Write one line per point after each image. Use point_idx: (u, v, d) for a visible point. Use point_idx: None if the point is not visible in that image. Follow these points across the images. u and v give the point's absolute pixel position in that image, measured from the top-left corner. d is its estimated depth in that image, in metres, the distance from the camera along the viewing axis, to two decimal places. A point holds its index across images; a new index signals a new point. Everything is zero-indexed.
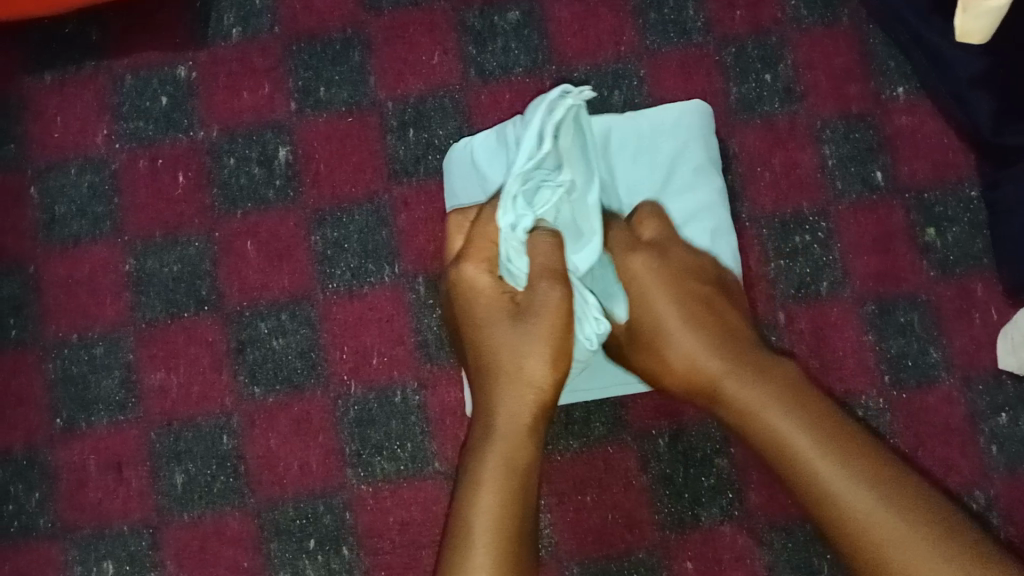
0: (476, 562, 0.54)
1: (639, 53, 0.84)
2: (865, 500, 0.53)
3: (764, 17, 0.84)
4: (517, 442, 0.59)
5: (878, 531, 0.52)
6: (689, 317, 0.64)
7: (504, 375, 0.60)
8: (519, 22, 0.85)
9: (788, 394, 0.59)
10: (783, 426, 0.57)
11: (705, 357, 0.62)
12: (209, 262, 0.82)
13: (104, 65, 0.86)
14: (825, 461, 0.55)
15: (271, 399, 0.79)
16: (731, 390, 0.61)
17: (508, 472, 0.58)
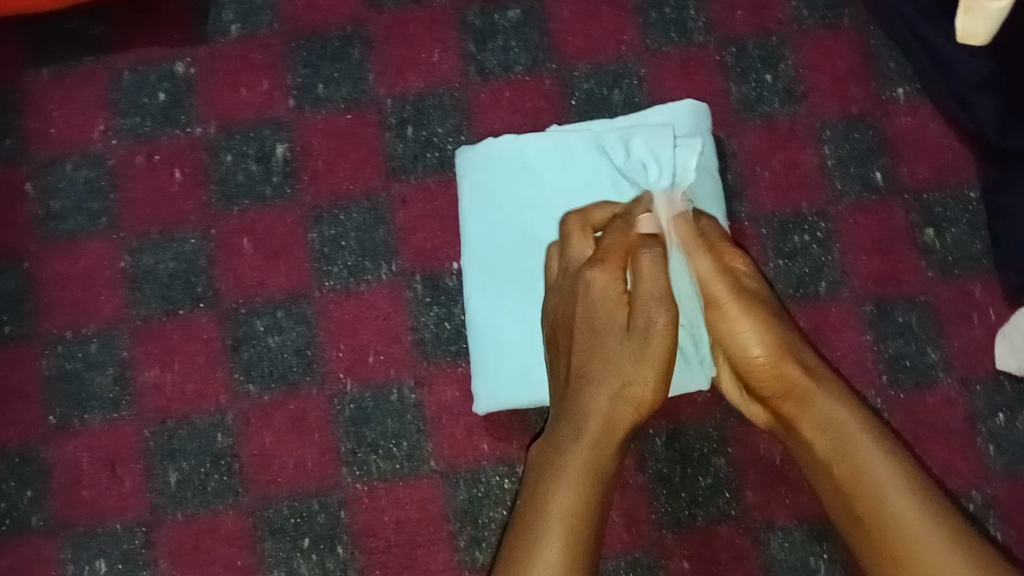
0: (548, 547, 0.57)
1: (639, 52, 0.84)
2: (922, 526, 0.54)
3: (765, 17, 0.84)
4: (608, 453, 0.61)
5: (919, 547, 0.53)
6: (778, 325, 0.65)
7: (607, 381, 0.61)
8: (519, 21, 0.85)
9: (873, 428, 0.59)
10: (864, 450, 0.58)
11: (791, 370, 0.63)
12: (206, 258, 0.82)
13: (102, 60, 0.86)
14: (899, 487, 0.56)
15: (267, 397, 0.78)
16: (816, 404, 0.61)
17: (586, 475, 0.60)
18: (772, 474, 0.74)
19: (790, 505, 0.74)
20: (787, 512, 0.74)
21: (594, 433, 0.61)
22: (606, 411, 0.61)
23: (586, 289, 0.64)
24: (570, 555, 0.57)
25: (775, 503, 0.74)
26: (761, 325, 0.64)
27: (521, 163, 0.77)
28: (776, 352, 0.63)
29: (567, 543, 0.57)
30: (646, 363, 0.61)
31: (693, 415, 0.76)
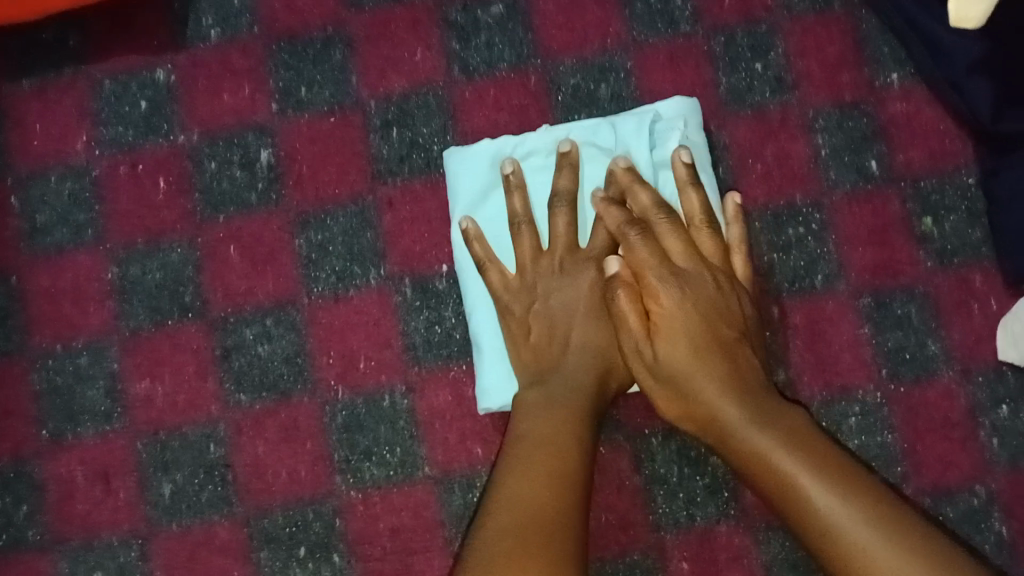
0: (525, 475, 0.60)
1: (625, 45, 0.82)
2: (852, 525, 0.53)
3: (753, 5, 0.82)
4: (591, 412, 0.66)
5: (855, 544, 0.52)
6: (695, 353, 0.64)
7: (589, 352, 0.69)
8: (503, 16, 0.83)
9: (795, 434, 0.60)
10: (787, 461, 0.58)
11: (710, 395, 0.62)
12: (193, 267, 0.81)
13: (83, 70, 0.85)
14: (819, 485, 0.55)
15: (258, 407, 0.78)
16: (736, 426, 0.61)
17: (566, 421, 0.64)
18: None
19: None
20: None
21: (579, 400, 0.66)
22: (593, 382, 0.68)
23: (573, 282, 0.71)
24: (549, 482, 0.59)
25: None
26: (683, 370, 0.64)
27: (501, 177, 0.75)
28: (699, 383, 0.63)
29: (552, 482, 0.59)
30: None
31: None
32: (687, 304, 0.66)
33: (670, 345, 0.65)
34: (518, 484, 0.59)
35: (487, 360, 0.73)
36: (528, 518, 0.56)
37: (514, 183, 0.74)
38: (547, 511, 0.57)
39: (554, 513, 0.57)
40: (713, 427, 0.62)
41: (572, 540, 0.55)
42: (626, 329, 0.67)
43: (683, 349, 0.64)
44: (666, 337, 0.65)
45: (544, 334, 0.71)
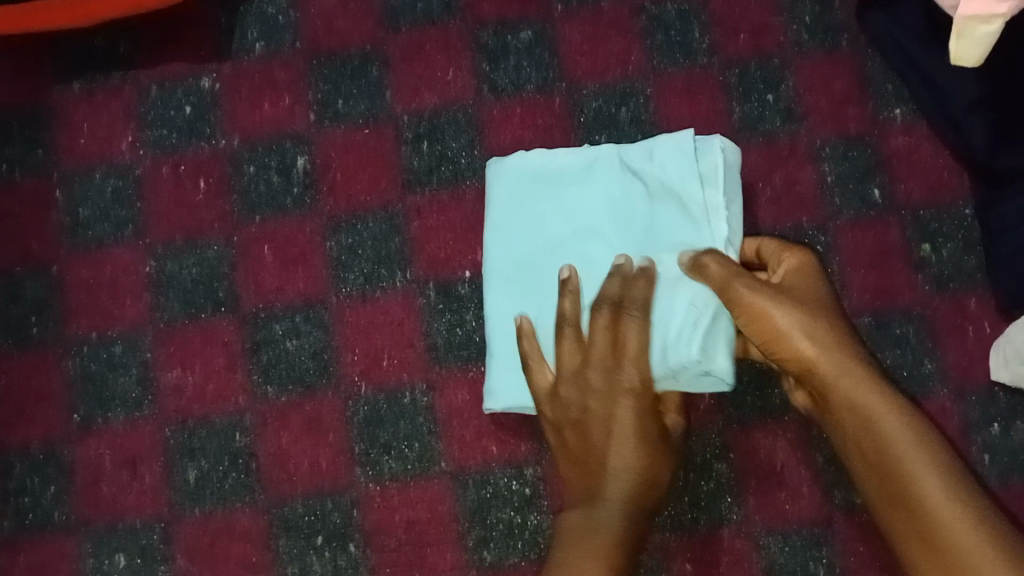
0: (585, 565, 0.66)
1: (645, 73, 0.87)
2: (950, 508, 0.57)
3: (767, 42, 0.87)
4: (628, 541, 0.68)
5: (928, 513, 0.58)
6: (811, 308, 0.65)
7: (626, 477, 0.69)
8: (531, 42, 0.89)
9: (912, 418, 0.61)
10: (893, 431, 0.60)
11: (832, 348, 0.64)
12: (228, 265, 0.85)
13: (131, 75, 0.90)
14: (930, 471, 0.58)
15: (284, 399, 0.81)
16: (865, 397, 0.62)
17: (608, 530, 0.68)
18: (772, 480, 0.76)
19: (790, 510, 0.76)
20: (786, 516, 0.76)
21: (616, 532, 0.68)
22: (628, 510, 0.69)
23: (614, 400, 0.70)
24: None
25: (775, 508, 0.76)
26: (797, 314, 0.64)
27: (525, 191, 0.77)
28: (813, 339, 0.64)
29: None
30: (657, 452, 0.71)
31: (697, 421, 0.78)
32: (806, 266, 0.70)
33: (800, 294, 0.67)
34: None
35: (498, 367, 0.76)
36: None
37: (568, 288, 0.72)
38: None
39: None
40: (825, 384, 0.63)
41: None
42: (723, 287, 0.65)
43: (806, 299, 0.66)
44: (790, 287, 0.67)
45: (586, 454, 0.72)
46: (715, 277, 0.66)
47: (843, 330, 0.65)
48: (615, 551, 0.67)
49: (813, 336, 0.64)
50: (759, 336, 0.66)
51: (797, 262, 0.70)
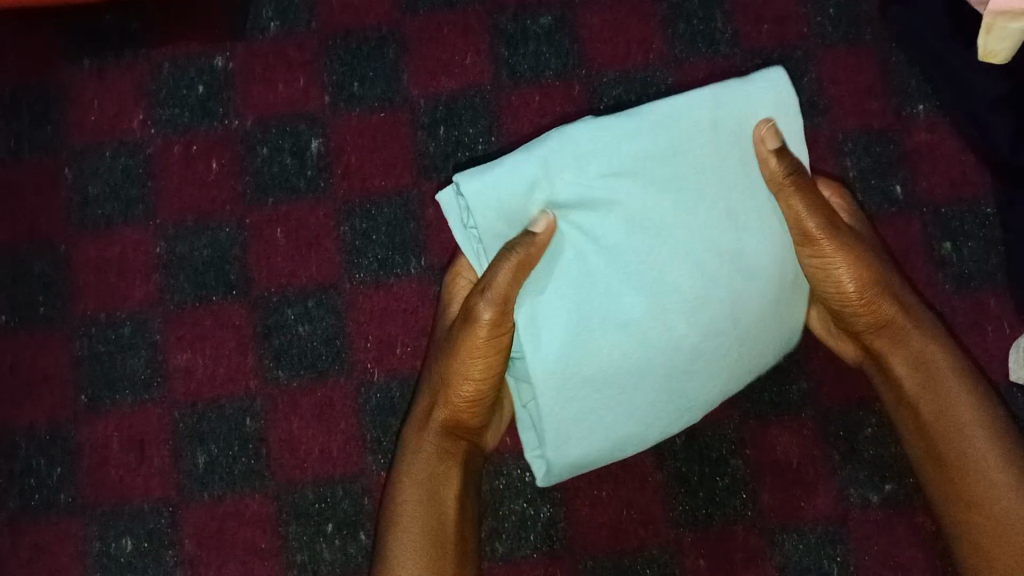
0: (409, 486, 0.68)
1: (666, 62, 0.86)
2: (1000, 471, 0.63)
3: (790, 33, 0.86)
4: (439, 473, 0.69)
5: (989, 479, 0.63)
6: (880, 262, 0.69)
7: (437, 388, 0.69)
8: (551, 27, 0.87)
9: (969, 375, 0.67)
10: (953, 390, 0.66)
11: (887, 296, 0.68)
12: (239, 247, 0.83)
13: (142, 53, 0.88)
14: (988, 436, 0.64)
15: (296, 384, 0.80)
16: (933, 357, 0.67)
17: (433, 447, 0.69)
18: (787, 477, 0.76)
19: (805, 507, 0.75)
20: (801, 514, 0.75)
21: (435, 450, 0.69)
22: (438, 437, 0.69)
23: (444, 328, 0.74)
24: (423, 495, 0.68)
25: (790, 505, 0.76)
26: (862, 260, 0.68)
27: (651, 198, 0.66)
28: (872, 281, 0.68)
29: (423, 549, 0.66)
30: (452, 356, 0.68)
31: (713, 416, 0.77)
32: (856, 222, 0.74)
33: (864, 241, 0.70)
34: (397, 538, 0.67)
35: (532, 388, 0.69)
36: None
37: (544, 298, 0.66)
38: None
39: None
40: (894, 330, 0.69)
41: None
42: (796, 221, 0.66)
43: (870, 248, 0.70)
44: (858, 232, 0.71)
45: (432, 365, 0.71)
46: (791, 208, 0.66)
47: (897, 283, 0.69)
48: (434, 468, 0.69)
49: (875, 285, 0.68)
50: (812, 275, 0.69)
51: (841, 208, 0.75)
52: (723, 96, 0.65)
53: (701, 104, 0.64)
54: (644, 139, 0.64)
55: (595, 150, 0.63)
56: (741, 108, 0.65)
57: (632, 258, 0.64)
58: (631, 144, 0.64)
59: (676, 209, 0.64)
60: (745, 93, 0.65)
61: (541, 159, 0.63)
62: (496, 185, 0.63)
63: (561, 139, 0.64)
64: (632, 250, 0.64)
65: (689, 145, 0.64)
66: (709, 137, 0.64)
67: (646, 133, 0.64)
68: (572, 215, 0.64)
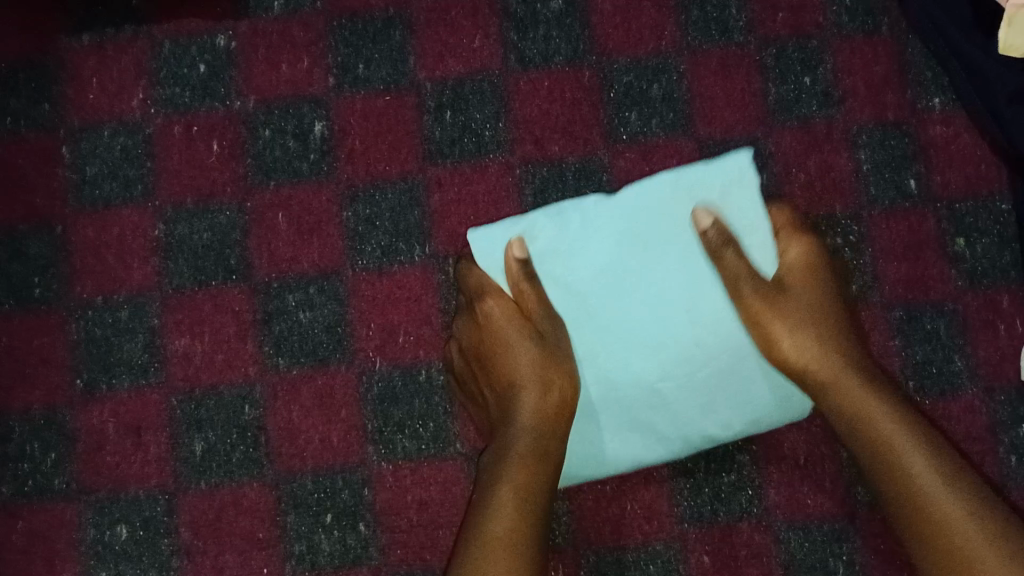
0: (505, 491, 0.66)
1: (679, 49, 0.84)
2: (952, 515, 0.60)
3: (805, 21, 0.84)
4: (549, 450, 0.68)
5: (942, 526, 0.60)
6: (813, 322, 0.70)
7: (529, 388, 0.71)
8: (561, 11, 0.85)
9: (905, 422, 0.65)
10: (889, 440, 0.64)
11: (819, 357, 0.69)
12: (240, 231, 0.82)
13: (142, 30, 0.86)
14: (930, 481, 0.62)
15: (296, 371, 0.79)
16: (866, 410, 0.66)
17: (534, 447, 0.68)
18: (795, 473, 0.75)
19: (812, 505, 0.74)
20: (808, 511, 0.74)
21: (536, 448, 0.68)
22: (538, 420, 0.70)
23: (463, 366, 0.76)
24: (525, 496, 0.65)
25: (797, 502, 0.74)
26: (793, 323, 0.70)
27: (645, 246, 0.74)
28: (807, 343, 0.69)
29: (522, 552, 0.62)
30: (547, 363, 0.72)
31: None
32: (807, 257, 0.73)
33: (797, 301, 0.71)
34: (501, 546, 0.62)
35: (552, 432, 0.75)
36: (519, 558, 0.62)
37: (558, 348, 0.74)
38: (511, 536, 0.63)
39: (519, 534, 0.64)
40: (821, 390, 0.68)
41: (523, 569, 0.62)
42: (734, 286, 0.71)
43: (804, 308, 0.71)
44: (789, 292, 0.71)
45: (492, 385, 0.73)
46: (727, 268, 0.71)
47: (832, 339, 0.70)
48: (536, 467, 0.67)
49: (807, 347, 0.69)
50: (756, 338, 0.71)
51: (802, 256, 0.73)
52: (686, 176, 0.74)
53: (663, 184, 0.75)
54: (617, 211, 0.75)
55: (576, 215, 0.75)
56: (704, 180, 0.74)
57: (601, 311, 0.74)
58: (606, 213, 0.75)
59: (640, 270, 0.74)
60: (715, 164, 0.74)
61: (526, 226, 0.75)
62: (489, 241, 0.76)
63: (552, 213, 0.75)
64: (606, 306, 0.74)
65: (657, 215, 0.74)
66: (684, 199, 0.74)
67: (616, 206, 0.75)
68: (551, 267, 0.75)
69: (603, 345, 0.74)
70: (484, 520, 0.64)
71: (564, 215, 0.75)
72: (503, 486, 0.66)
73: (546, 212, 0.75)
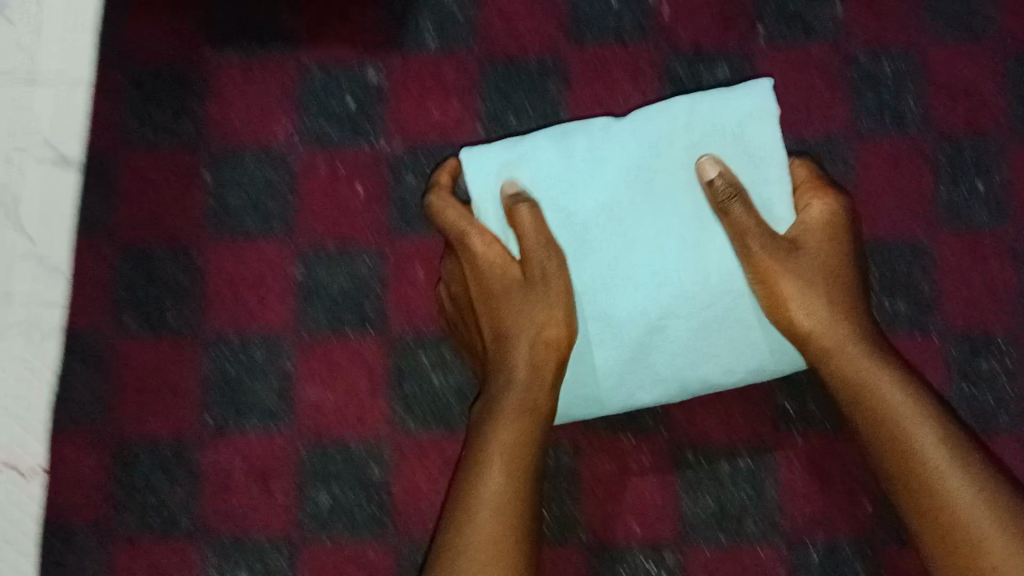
0: (496, 446, 0.65)
1: (848, 135, 0.80)
2: (956, 484, 0.59)
3: (985, 120, 0.79)
4: (540, 408, 0.66)
5: (945, 497, 0.59)
6: (825, 287, 0.67)
7: (518, 336, 0.68)
8: (727, 80, 0.81)
9: (910, 387, 0.64)
10: (894, 407, 0.63)
11: (825, 316, 0.66)
12: (379, 281, 0.81)
13: (291, 54, 0.83)
14: (936, 448, 0.61)
15: (426, 435, 0.79)
16: (882, 388, 0.64)
17: (523, 404, 0.66)
18: None
19: None
20: None
21: (525, 404, 0.66)
22: (529, 373, 0.67)
23: (457, 301, 0.75)
24: (510, 461, 0.64)
25: None
26: (803, 285, 0.66)
27: (651, 176, 0.67)
28: (813, 308, 0.66)
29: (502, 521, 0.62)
30: (537, 306, 0.67)
31: (852, 532, 0.75)
32: (834, 220, 0.69)
33: (810, 260, 0.67)
34: (481, 511, 0.62)
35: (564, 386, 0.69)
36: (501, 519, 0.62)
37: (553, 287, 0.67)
38: (501, 500, 0.63)
39: (506, 500, 0.63)
40: (825, 354, 0.66)
41: (510, 543, 0.61)
42: (744, 242, 0.65)
43: (816, 268, 0.67)
44: (806, 251, 0.67)
45: (486, 323, 0.71)
46: (737, 224, 0.65)
47: (837, 300, 0.67)
48: (525, 426, 0.66)
49: (816, 308, 0.66)
50: (765, 299, 0.66)
51: (824, 215, 0.69)
52: (704, 100, 0.68)
53: (678, 111, 0.68)
54: (626, 136, 0.68)
55: (580, 138, 0.69)
56: (720, 115, 0.68)
57: (599, 244, 0.68)
58: (611, 140, 0.68)
59: (646, 203, 0.67)
60: (731, 95, 0.68)
61: (523, 151, 0.69)
62: (481, 160, 0.70)
63: (553, 134, 0.70)
64: (607, 241, 0.67)
65: (668, 142, 0.68)
66: (695, 136, 0.68)
67: (626, 130, 0.68)
68: (546, 191, 0.68)
69: (600, 280, 0.67)
70: (472, 479, 0.64)
71: (568, 138, 0.69)
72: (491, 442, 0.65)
73: (549, 133, 0.70)
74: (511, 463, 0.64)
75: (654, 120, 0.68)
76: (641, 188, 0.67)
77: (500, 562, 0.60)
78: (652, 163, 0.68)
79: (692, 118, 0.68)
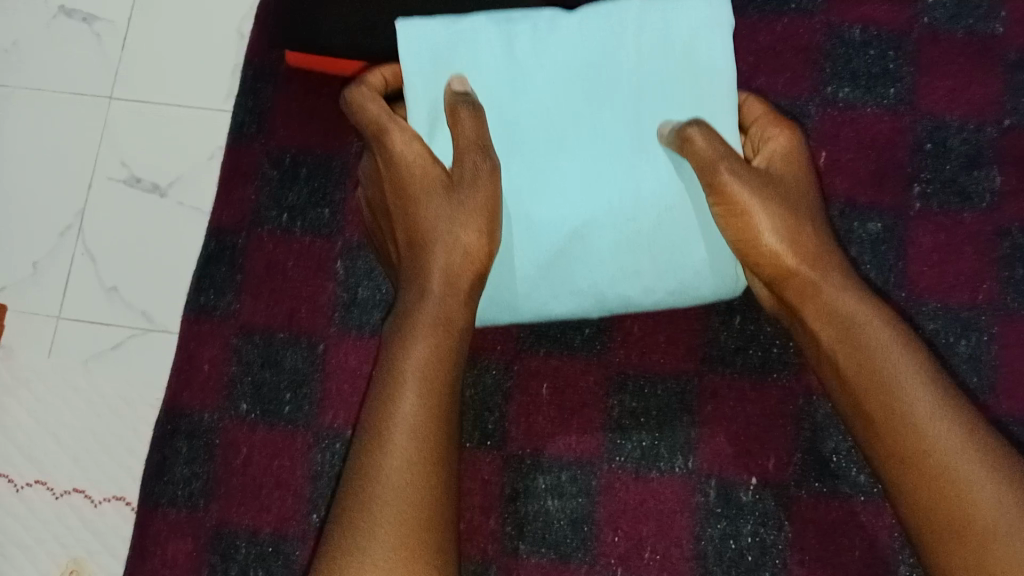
0: (407, 363, 0.56)
1: (995, 307, 0.79)
2: (943, 430, 0.51)
3: None
4: (453, 322, 0.58)
5: (929, 445, 0.51)
6: (793, 210, 0.60)
7: (436, 244, 0.60)
8: (878, 235, 0.80)
9: (903, 332, 0.56)
10: (879, 346, 0.55)
11: (801, 245, 0.59)
12: (502, 395, 0.80)
13: None
14: (923, 392, 0.52)
15: (534, 560, 0.77)
16: (868, 326, 0.56)
17: (439, 317, 0.58)
18: None
19: None
20: None
21: (439, 314, 0.58)
22: (445, 285, 0.59)
23: (374, 204, 0.70)
24: (427, 383, 0.56)
25: None
26: (775, 205, 0.59)
27: (596, 79, 0.63)
28: (781, 228, 0.59)
29: (419, 447, 0.54)
30: (466, 210, 0.60)
31: None
32: (794, 153, 0.64)
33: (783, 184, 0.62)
34: (394, 434, 0.54)
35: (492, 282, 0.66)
36: (416, 443, 0.54)
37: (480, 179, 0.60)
38: (418, 423, 0.54)
39: (422, 423, 0.54)
40: (803, 287, 0.59)
41: (427, 463, 0.54)
42: (705, 169, 0.59)
43: (790, 195, 0.61)
44: (775, 176, 0.62)
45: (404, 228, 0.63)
46: (699, 154, 0.59)
47: (807, 231, 0.60)
48: (441, 344, 0.57)
49: (794, 235, 0.59)
50: (733, 224, 0.60)
51: (785, 145, 0.64)
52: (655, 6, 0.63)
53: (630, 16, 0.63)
54: (574, 35, 0.64)
55: (525, 31, 0.64)
56: (671, 24, 0.63)
57: (537, 143, 0.63)
58: (563, 37, 0.64)
59: (586, 107, 0.63)
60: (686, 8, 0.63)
61: (462, 33, 0.63)
62: (419, 38, 0.63)
63: (499, 20, 0.64)
64: (546, 142, 0.63)
65: (617, 47, 0.63)
66: (648, 42, 0.63)
67: (574, 24, 0.64)
68: (484, 84, 0.63)
69: (531, 183, 0.63)
70: (381, 402, 0.56)
71: (512, 25, 0.64)
72: (405, 359, 0.56)
73: (495, 17, 0.64)
74: (426, 383, 0.56)
75: (599, 20, 0.64)
76: (582, 95, 0.63)
77: (418, 482, 0.53)
78: (602, 66, 0.63)
79: (643, 25, 0.63)
